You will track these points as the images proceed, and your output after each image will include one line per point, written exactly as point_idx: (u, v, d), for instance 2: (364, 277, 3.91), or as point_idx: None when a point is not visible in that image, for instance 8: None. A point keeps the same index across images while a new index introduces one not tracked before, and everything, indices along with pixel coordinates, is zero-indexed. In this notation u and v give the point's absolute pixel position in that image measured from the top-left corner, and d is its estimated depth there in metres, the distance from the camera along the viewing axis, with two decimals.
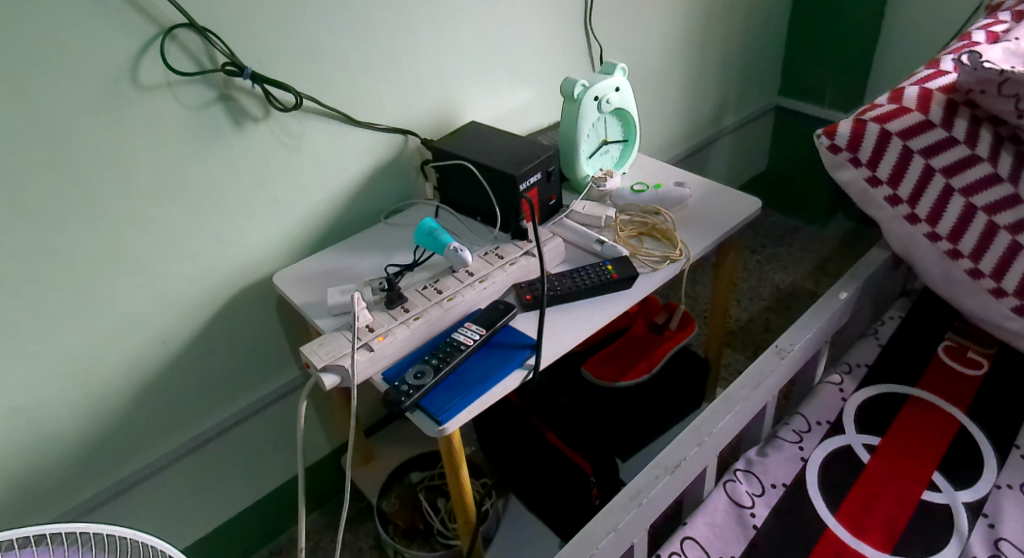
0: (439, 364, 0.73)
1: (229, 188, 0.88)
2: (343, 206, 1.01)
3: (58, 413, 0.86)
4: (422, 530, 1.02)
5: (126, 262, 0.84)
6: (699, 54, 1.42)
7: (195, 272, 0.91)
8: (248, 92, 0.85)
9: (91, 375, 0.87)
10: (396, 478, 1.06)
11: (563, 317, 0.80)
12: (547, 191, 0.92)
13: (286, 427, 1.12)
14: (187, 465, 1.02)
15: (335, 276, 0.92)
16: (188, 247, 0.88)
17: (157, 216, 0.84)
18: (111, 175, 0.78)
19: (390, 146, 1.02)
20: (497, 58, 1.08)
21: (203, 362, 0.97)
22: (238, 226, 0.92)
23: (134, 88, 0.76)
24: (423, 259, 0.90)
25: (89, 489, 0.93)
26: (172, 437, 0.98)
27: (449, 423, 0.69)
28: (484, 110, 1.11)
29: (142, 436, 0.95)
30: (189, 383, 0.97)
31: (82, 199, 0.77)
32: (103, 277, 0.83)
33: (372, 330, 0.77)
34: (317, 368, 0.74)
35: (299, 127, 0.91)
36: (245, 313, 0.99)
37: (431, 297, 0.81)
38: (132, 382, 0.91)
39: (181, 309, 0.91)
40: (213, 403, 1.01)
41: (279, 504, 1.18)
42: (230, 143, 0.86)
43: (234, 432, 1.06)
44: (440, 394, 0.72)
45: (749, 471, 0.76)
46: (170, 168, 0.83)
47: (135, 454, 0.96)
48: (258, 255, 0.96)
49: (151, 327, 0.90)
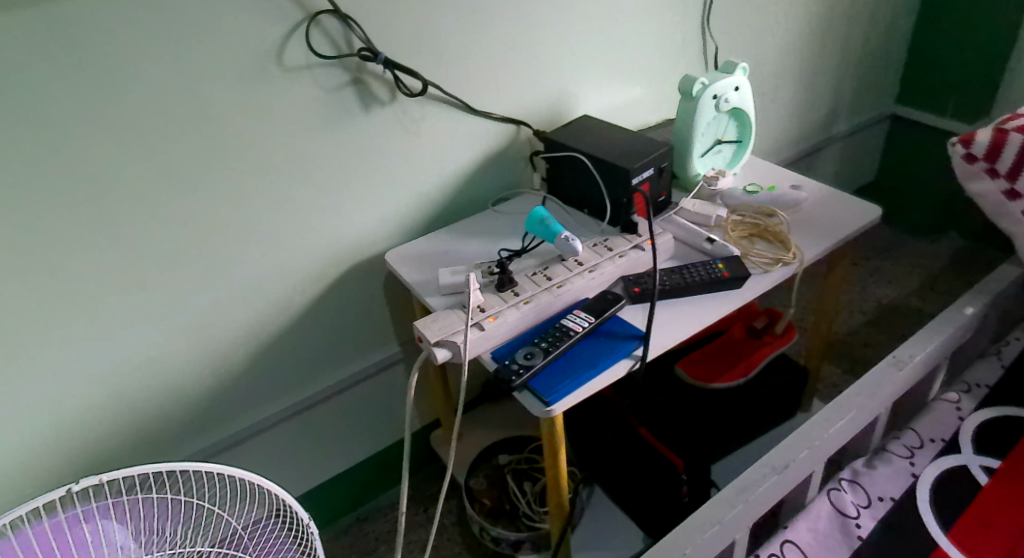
0: (549, 347, 0.76)
1: (353, 168, 0.93)
2: (454, 191, 1.04)
3: (184, 367, 0.93)
4: (507, 512, 1.04)
5: (256, 232, 0.90)
6: (814, 60, 1.38)
7: (316, 244, 0.96)
8: (379, 77, 0.89)
9: (216, 333, 0.94)
10: (485, 458, 1.10)
11: (672, 311, 0.80)
12: (659, 187, 0.92)
13: (383, 400, 1.17)
14: (291, 427, 1.08)
15: (445, 257, 0.96)
16: (313, 221, 0.94)
17: (287, 190, 0.90)
18: (250, 149, 0.84)
19: (502, 135, 1.04)
20: (614, 53, 1.09)
21: (315, 330, 1.03)
22: (358, 204, 0.96)
23: (278, 68, 0.82)
24: (532, 246, 0.92)
25: (202, 440, 1.00)
26: (279, 399, 1.05)
27: (557, 405, 0.72)
28: (597, 104, 1.12)
29: (253, 394, 1.02)
30: (300, 348, 1.03)
31: (224, 170, 0.84)
32: (234, 243, 0.89)
33: (484, 311, 0.81)
34: (430, 342, 0.78)
35: (421, 113, 0.95)
36: (356, 288, 1.04)
37: (540, 283, 0.84)
38: (250, 344, 0.98)
39: (300, 279, 0.97)
40: (320, 369, 1.07)
41: (371, 474, 1.23)
42: (358, 125, 0.91)
43: (336, 400, 1.11)
44: (549, 376, 0.75)
45: (855, 481, 0.74)
46: (302, 146, 0.88)
47: (244, 412, 1.02)
48: (374, 232, 1.00)
49: (269, 293, 0.96)
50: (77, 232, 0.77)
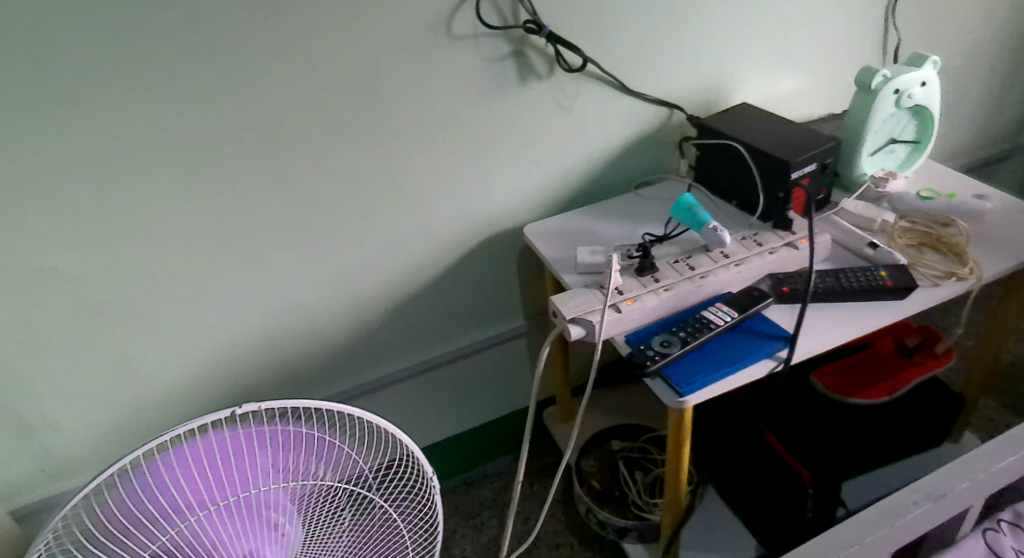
0: (687, 337, 0.74)
1: (503, 139, 0.95)
2: (598, 171, 1.04)
3: (328, 314, 1.00)
4: (616, 498, 1.04)
5: (406, 193, 0.94)
6: (1009, 60, 1.24)
7: (459, 211, 0.99)
8: (540, 50, 0.90)
9: (359, 286, 0.99)
10: (597, 442, 1.10)
11: (824, 316, 0.76)
12: (819, 184, 0.87)
13: (502, 370, 1.19)
14: (414, 384, 1.13)
15: (583, 237, 0.96)
16: (458, 188, 0.97)
17: (440, 156, 0.93)
18: (411, 113, 0.88)
19: (653, 118, 1.02)
20: (783, 41, 1.03)
21: (448, 295, 1.06)
22: (503, 176, 0.98)
23: (447, 36, 0.84)
24: (675, 234, 0.90)
25: (334, 384, 1.07)
26: (407, 356, 1.09)
27: (690, 397, 0.70)
28: (758, 94, 1.07)
29: (384, 348, 1.07)
30: (432, 310, 1.06)
31: (384, 132, 0.88)
32: (384, 202, 0.94)
33: (622, 293, 0.80)
34: (566, 318, 0.78)
35: (576, 89, 0.95)
36: (491, 258, 1.06)
37: (682, 271, 0.82)
38: (388, 300, 1.03)
39: (440, 243, 1.01)
40: (447, 333, 1.10)
41: (482, 440, 1.26)
42: (514, 97, 0.92)
43: (458, 364, 1.15)
44: (684, 366, 0.73)
45: (1017, 524, 0.67)
46: (459, 114, 0.90)
47: (374, 364, 1.08)
48: (515, 205, 1.02)
49: (410, 254, 1.00)
50: (251, 175, 0.84)
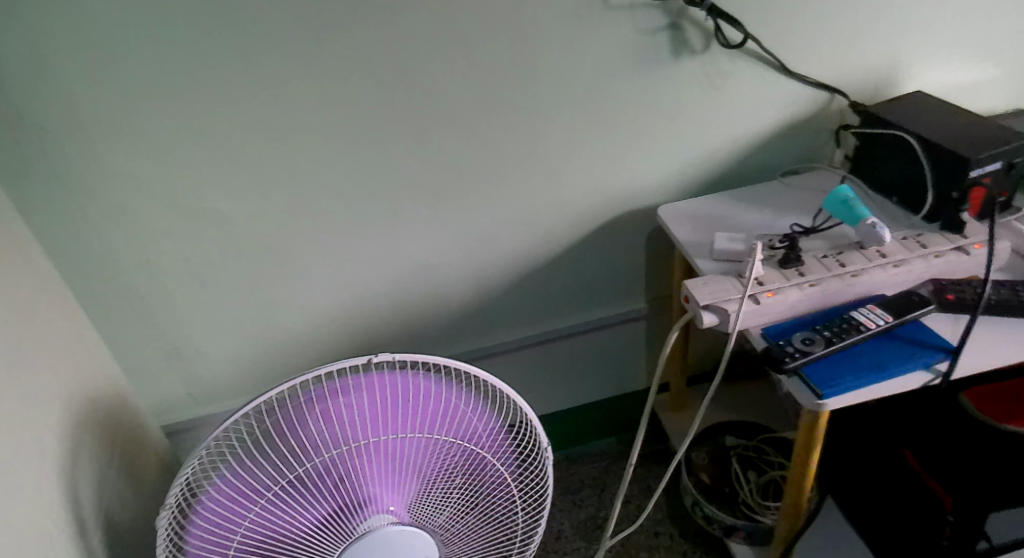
0: (832, 338, 0.70)
1: (647, 115, 0.92)
2: (743, 155, 0.99)
3: (454, 277, 1.02)
4: (725, 495, 1.01)
5: (543, 164, 0.94)
6: None
7: (592, 187, 0.98)
8: (698, 24, 0.86)
9: (486, 253, 1.01)
10: (710, 435, 1.07)
11: (994, 332, 0.70)
12: (1001, 186, 0.78)
13: (616, 351, 1.18)
14: (528, 355, 1.14)
15: (722, 222, 0.92)
16: (595, 162, 0.95)
17: (581, 129, 0.92)
18: (558, 83, 0.87)
19: (811, 102, 0.96)
20: (970, 24, 0.94)
21: (571, 270, 1.06)
22: (642, 153, 0.96)
23: (604, 6, 0.83)
24: (825, 227, 0.85)
25: (452, 346, 1.10)
26: (524, 326, 1.11)
27: (831, 401, 0.66)
28: (933, 82, 0.98)
29: (503, 317, 1.08)
30: (554, 284, 1.07)
31: (529, 101, 0.88)
32: (521, 171, 0.94)
33: (762, 285, 0.76)
34: (699, 305, 0.76)
35: (731, 67, 0.90)
36: (620, 237, 1.04)
37: (832, 267, 0.77)
38: (513, 269, 1.04)
39: (570, 218, 1.00)
40: (566, 308, 1.10)
41: (587, 419, 1.26)
42: (664, 72, 0.89)
43: (573, 340, 1.15)
44: (826, 367, 0.68)
45: None
46: (606, 87, 0.89)
47: (491, 332, 1.10)
48: (651, 185, 0.99)
49: (539, 226, 1.00)
50: (399, 135, 0.87)
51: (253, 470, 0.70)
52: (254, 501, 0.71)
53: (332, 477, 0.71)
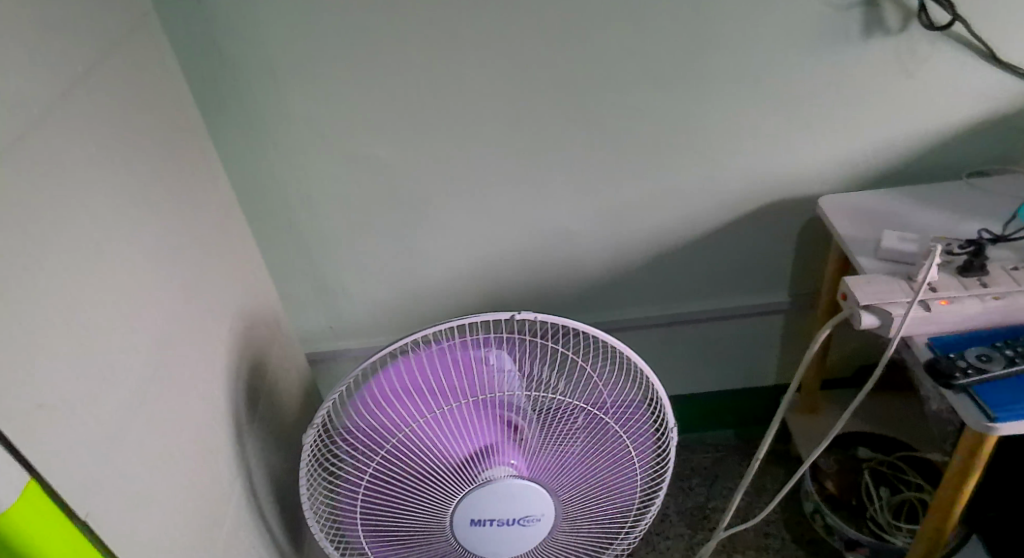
0: (1014, 357, 0.65)
1: (824, 98, 0.87)
2: (924, 149, 0.92)
3: (593, 248, 1.03)
4: (851, 507, 0.97)
5: (703, 142, 0.91)
6: None
7: (751, 170, 0.94)
8: (900, 2, 0.79)
9: (629, 228, 1.00)
10: (843, 443, 1.02)
11: None
12: None
13: (746, 343, 1.14)
14: (654, 334, 1.13)
15: (891, 219, 0.86)
16: (758, 145, 0.91)
17: (750, 108, 0.88)
18: (733, 59, 0.84)
19: (1013, 96, 0.88)
20: None
21: (713, 254, 1.03)
22: (810, 139, 0.91)
23: None
24: (1014, 237, 0.77)
25: (581, 316, 1.11)
26: (655, 305, 1.09)
27: (1004, 426, 0.60)
28: None
29: (636, 293, 1.08)
30: (693, 266, 1.04)
31: (699, 75, 0.85)
32: (678, 147, 0.92)
33: (936, 291, 0.70)
34: (859, 304, 0.71)
35: (928, 52, 0.83)
36: (770, 225, 1.00)
37: (1021, 282, 0.70)
38: (653, 247, 1.02)
39: (721, 201, 0.97)
40: (701, 292, 1.08)
41: (704, 407, 1.24)
42: (851, 53, 0.83)
43: (703, 326, 1.12)
44: (1002, 388, 0.63)
45: None
46: (785, 65, 0.84)
47: (621, 306, 1.10)
48: (814, 173, 0.94)
49: (687, 206, 0.97)
50: (560, 99, 0.88)
51: (392, 408, 0.76)
52: (391, 437, 0.76)
53: (464, 424, 0.75)
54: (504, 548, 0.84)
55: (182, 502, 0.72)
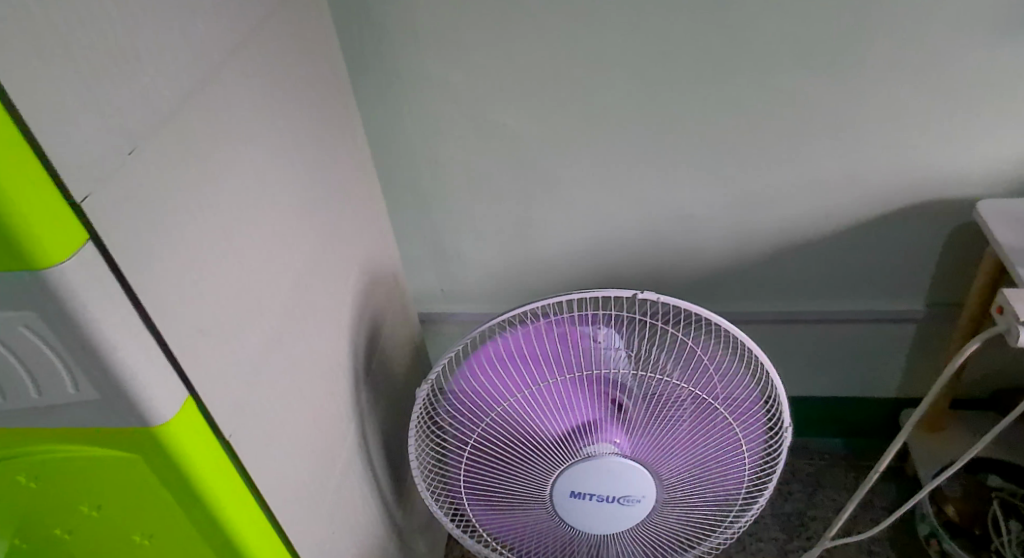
0: None
1: (991, 93, 0.81)
2: None
3: (715, 237, 1.01)
4: (973, 535, 0.97)
5: (848, 133, 0.87)
6: None
7: (897, 166, 0.89)
8: None
9: (756, 219, 0.97)
10: (971, 470, 1.03)
11: None
12: None
13: (866, 348, 1.10)
14: (769, 329, 1.11)
15: None
16: (909, 139, 0.87)
17: (905, 99, 0.83)
18: (894, 45, 0.79)
19: None
20: None
21: (844, 252, 0.99)
22: (969, 136, 0.85)
23: None
24: None
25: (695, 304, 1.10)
26: (773, 300, 1.07)
27: None
28: None
29: (755, 286, 1.06)
30: (820, 263, 1.01)
31: (855, 61, 0.81)
32: (820, 137, 0.88)
33: None
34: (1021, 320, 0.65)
35: None
36: (910, 226, 0.95)
37: None
38: (779, 241, 0.99)
39: (859, 198, 0.93)
40: (825, 290, 1.05)
41: (812, 412, 1.21)
42: None
43: (822, 326, 1.09)
44: None
45: None
46: (951, 54, 0.79)
47: (738, 299, 1.08)
48: (967, 174, 0.89)
49: (822, 200, 0.94)
50: (699, 78, 0.85)
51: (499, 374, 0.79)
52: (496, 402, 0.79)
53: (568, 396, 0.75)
54: (602, 525, 0.84)
55: (308, 436, 0.77)
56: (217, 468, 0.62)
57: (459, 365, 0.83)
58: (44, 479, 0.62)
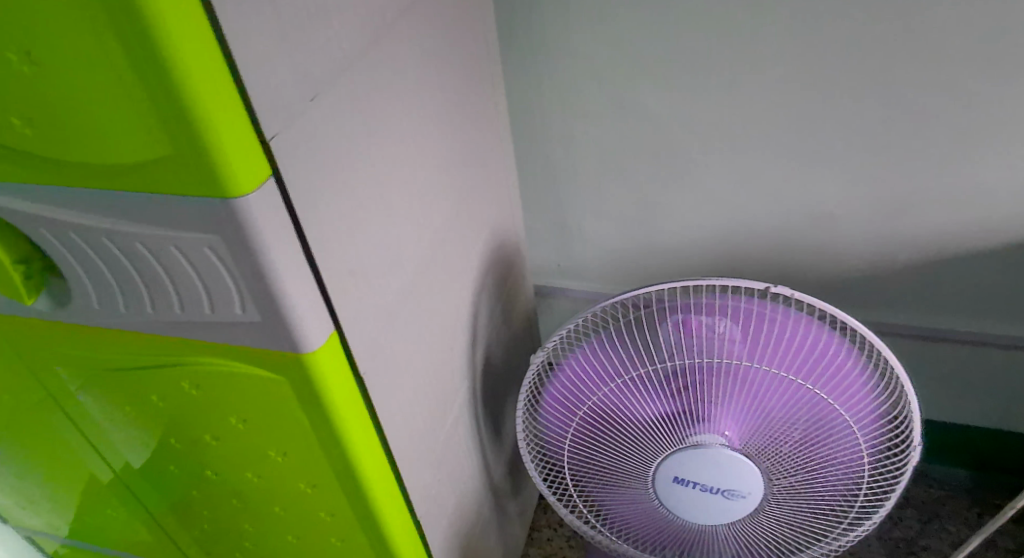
0: None
1: None
2: None
3: (850, 239, 1.00)
4: None
5: (1011, 140, 0.85)
6: None
7: None
8: None
9: (898, 224, 0.97)
10: None
11: None
12: None
13: (996, 369, 1.08)
14: (892, 340, 1.10)
15: None
16: None
17: None
18: None
19: None
20: None
21: (986, 265, 0.97)
22: None
23: None
24: None
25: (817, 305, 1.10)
26: (901, 309, 1.06)
27: None
28: None
29: (884, 293, 1.05)
30: (958, 274, 0.99)
31: None
32: (980, 142, 0.87)
33: None
34: None
35: None
36: None
37: None
38: (918, 249, 0.99)
39: (1011, 209, 0.91)
40: (959, 304, 1.03)
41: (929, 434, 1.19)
42: None
43: (950, 342, 1.07)
44: None
45: None
46: None
47: (864, 305, 1.07)
48: None
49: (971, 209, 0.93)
50: (853, 61, 0.84)
51: (611, 355, 0.79)
52: (604, 383, 0.80)
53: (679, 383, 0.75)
54: (702, 515, 0.83)
55: (428, 383, 0.82)
56: (350, 400, 0.67)
57: (572, 342, 0.85)
58: (204, 388, 0.69)
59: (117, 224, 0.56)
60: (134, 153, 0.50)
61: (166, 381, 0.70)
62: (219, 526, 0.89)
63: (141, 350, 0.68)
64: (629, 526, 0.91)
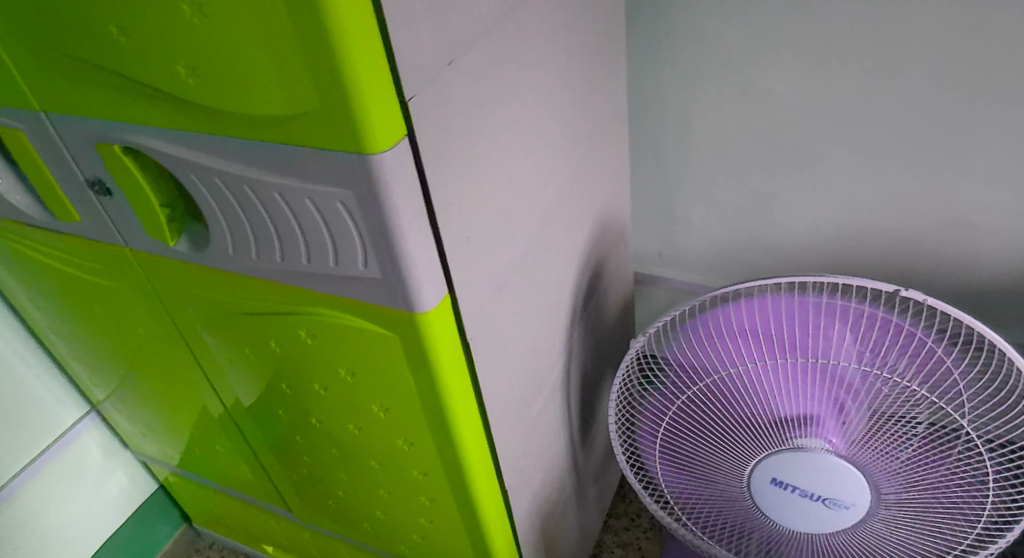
0: None
1: None
2: None
3: (986, 249, 0.93)
4: None
5: None
6: None
7: None
8: None
9: None
10: None
11: None
12: None
13: None
14: None
15: None
16: None
17: None
18: None
19: None
20: None
21: None
22: None
23: None
24: None
25: None
26: None
27: None
28: None
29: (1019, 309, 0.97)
30: None
31: None
32: None
33: None
34: None
35: None
36: None
37: None
38: None
39: None
40: None
41: None
42: None
43: None
44: None
45: None
46: None
47: (994, 320, 1.00)
48: None
49: None
50: (1013, 60, 0.77)
51: (713, 350, 0.77)
52: (705, 378, 0.78)
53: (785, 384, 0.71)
54: (798, 521, 0.80)
55: (528, 356, 0.82)
56: (455, 364, 0.69)
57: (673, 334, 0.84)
58: (319, 338, 0.72)
59: (259, 173, 0.59)
60: (283, 105, 0.52)
61: (285, 328, 0.74)
62: (318, 472, 0.93)
63: (266, 296, 0.71)
64: (723, 523, 0.88)
